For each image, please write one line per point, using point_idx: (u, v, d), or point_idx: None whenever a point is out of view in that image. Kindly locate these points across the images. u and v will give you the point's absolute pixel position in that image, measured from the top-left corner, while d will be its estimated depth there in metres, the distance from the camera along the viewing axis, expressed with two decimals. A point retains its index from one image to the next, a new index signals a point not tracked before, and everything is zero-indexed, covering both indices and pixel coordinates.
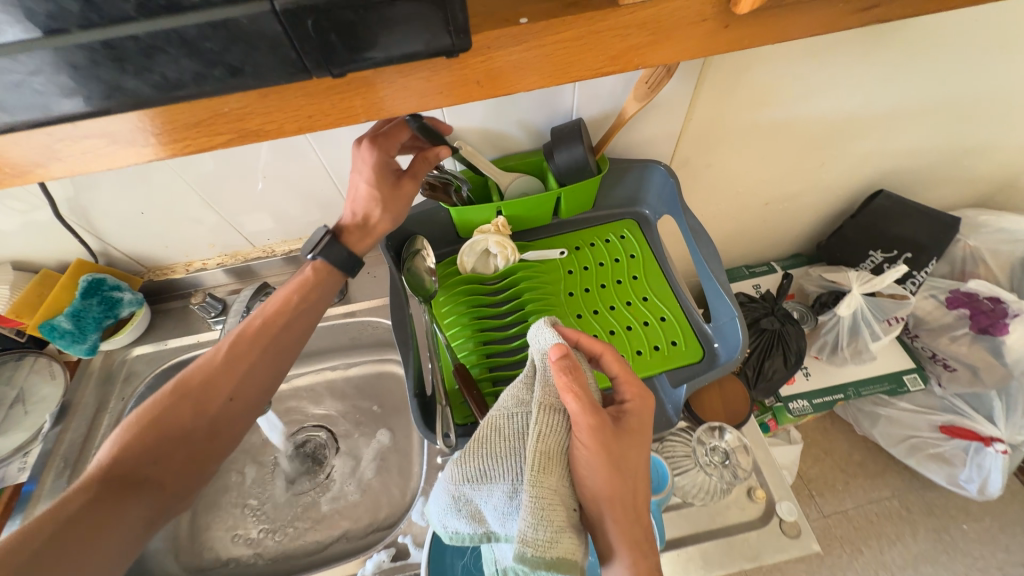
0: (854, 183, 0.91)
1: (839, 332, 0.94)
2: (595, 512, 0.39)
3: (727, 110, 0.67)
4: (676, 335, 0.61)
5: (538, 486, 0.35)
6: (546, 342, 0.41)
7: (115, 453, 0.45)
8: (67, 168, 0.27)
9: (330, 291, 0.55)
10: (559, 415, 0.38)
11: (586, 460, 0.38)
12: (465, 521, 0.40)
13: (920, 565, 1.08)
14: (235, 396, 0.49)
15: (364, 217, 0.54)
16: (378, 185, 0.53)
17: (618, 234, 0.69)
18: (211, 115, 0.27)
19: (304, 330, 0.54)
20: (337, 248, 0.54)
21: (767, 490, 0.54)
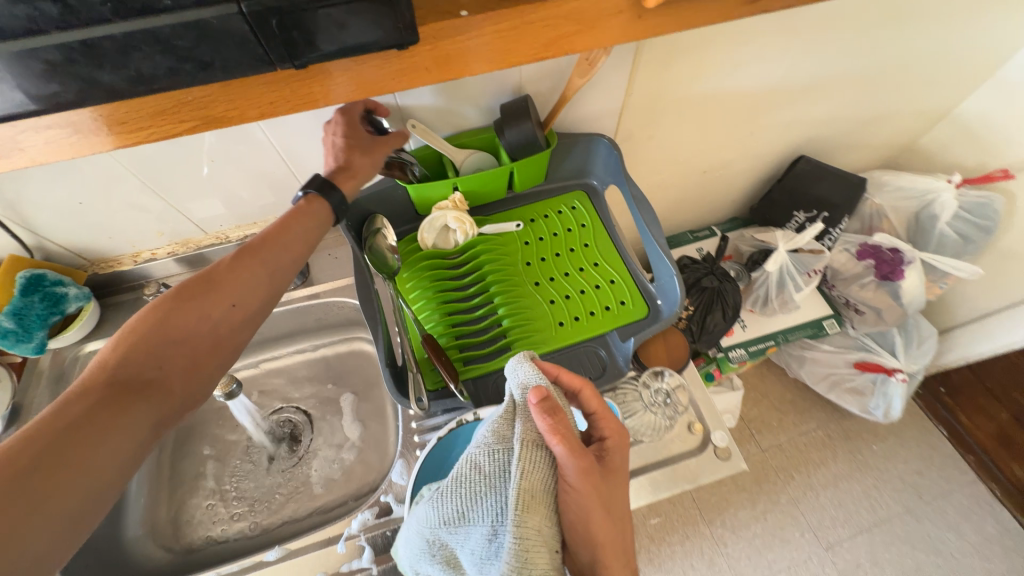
0: (779, 150, 1.00)
1: (769, 286, 1.05)
2: (586, 553, 0.41)
3: (662, 86, 0.72)
4: (624, 296, 0.67)
5: (522, 526, 0.36)
6: (528, 379, 0.45)
7: (118, 354, 0.43)
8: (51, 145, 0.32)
9: (326, 223, 0.55)
10: (542, 453, 0.41)
11: (573, 497, 0.41)
12: (439, 565, 0.43)
13: (840, 482, 1.26)
14: (237, 303, 0.48)
15: (344, 160, 0.55)
16: (356, 138, 0.55)
17: (569, 205, 0.74)
18: (175, 104, 0.34)
19: (301, 246, 0.54)
20: (330, 192, 0.54)
21: (703, 422, 0.62)
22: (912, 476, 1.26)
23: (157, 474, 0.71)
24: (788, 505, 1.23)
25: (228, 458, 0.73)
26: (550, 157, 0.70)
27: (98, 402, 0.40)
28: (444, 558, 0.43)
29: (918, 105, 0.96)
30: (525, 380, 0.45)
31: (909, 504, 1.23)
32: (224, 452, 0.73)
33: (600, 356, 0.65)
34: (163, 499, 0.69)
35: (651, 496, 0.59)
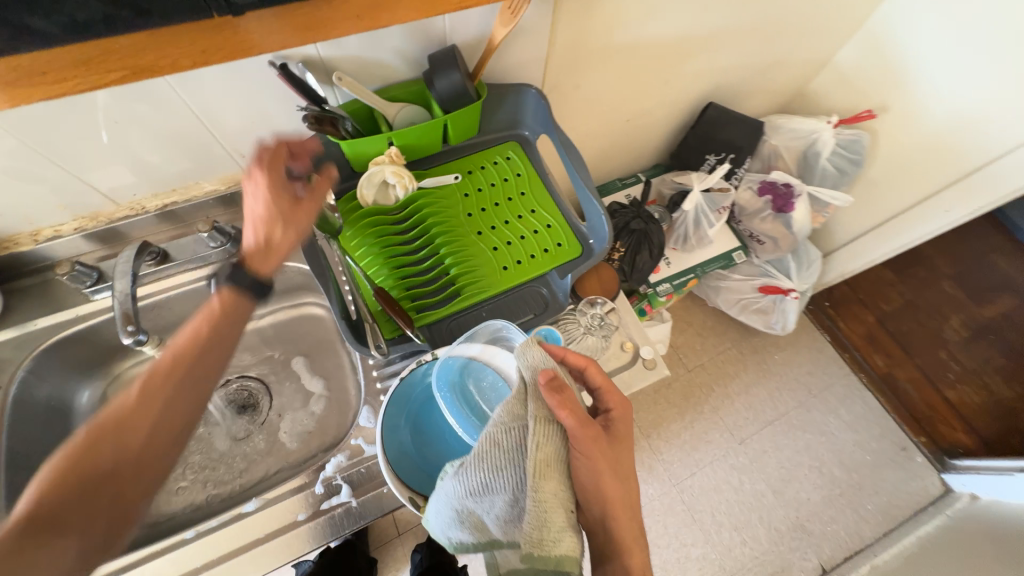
0: (692, 97, 1.09)
1: (687, 225, 1.18)
2: (597, 507, 0.53)
3: (583, 35, 0.76)
4: (560, 238, 0.73)
5: (540, 490, 0.46)
6: (536, 362, 0.52)
7: (35, 493, 0.42)
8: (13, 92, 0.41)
9: (242, 319, 0.53)
10: (554, 427, 0.50)
11: (583, 462, 0.51)
12: (467, 531, 0.48)
13: (750, 388, 1.49)
14: (158, 426, 0.46)
15: (266, 238, 0.55)
16: (274, 210, 0.54)
17: (504, 156, 0.77)
18: (119, 51, 0.43)
19: (226, 352, 0.51)
20: (242, 275, 0.53)
21: (633, 342, 0.72)
22: (805, 375, 1.52)
23: None
24: (710, 413, 1.45)
25: None
26: (481, 108, 0.72)
27: (11, 548, 0.39)
28: (472, 524, 0.48)
29: (804, 52, 1.08)
30: (533, 362, 0.53)
31: (801, 398, 1.49)
32: None
33: (542, 294, 0.71)
34: None
35: None
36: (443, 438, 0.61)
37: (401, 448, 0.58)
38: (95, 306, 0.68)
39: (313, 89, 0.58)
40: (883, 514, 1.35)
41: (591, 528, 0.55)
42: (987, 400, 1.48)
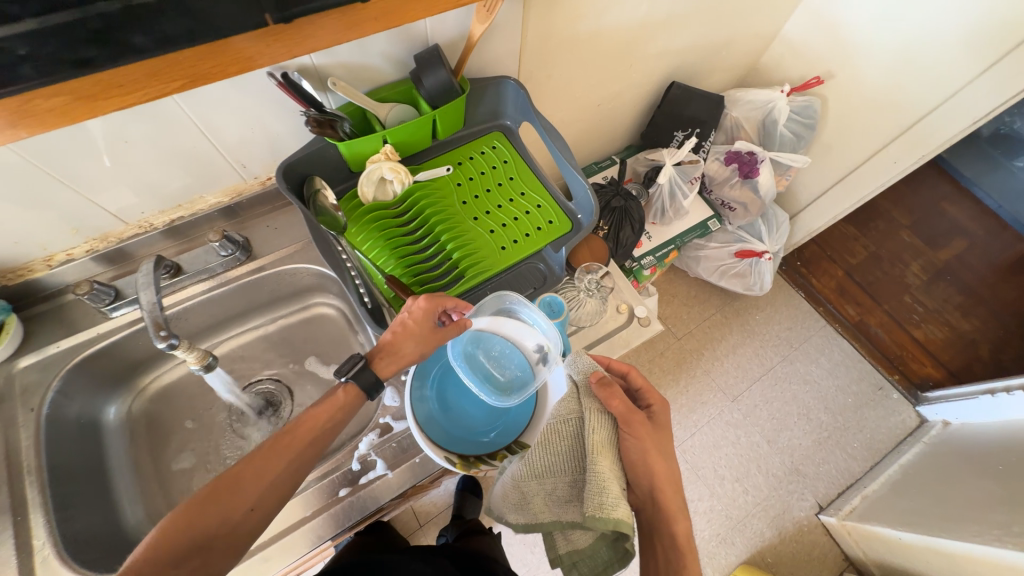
0: (655, 78, 1.16)
1: (664, 199, 1.26)
2: (646, 484, 0.57)
3: (552, 27, 0.81)
4: (551, 216, 0.79)
5: (598, 464, 0.52)
6: (584, 364, 0.59)
7: (151, 543, 0.46)
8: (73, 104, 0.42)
9: (351, 414, 0.58)
10: (605, 415, 0.57)
11: (632, 444, 0.57)
12: (528, 514, 0.55)
13: (737, 349, 1.58)
14: (257, 506, 0.50)
15: (396, 344, 0.59)
16: (419, 337, 0.60)
17: (490, 145, 0.83)
18: (171, 63, 0.44)
19: (325, 445, 0.55)
20: (366, 375, 0.58)
21: (628, 303, 0.78)
22: (785, 331, 1.62)
23: (139, 468, 0.72)
24: (702, 376, 1.54)
25: (212, 440, 0.76)
26: (466, 102, 0.77)
27: None
28: (533, 508, 0.55)
29: (754, 29, 1.17)
30: (582, 367, 0.58)
31: (785, 352, 1.59)
32: (209, 430, 0.77)
33: (540, 269, 0.77)
34: (155, 488, 0.71)
35: None
36: (466, 407, 0.66)
37: (428, 416, 0.63)
38: (113, 324, 0.70)
39: (311, 95, 0.62)
40: (867, 449, 1.46)
41: (641, 505, 0.60)
42: (950, 337, 1.61)
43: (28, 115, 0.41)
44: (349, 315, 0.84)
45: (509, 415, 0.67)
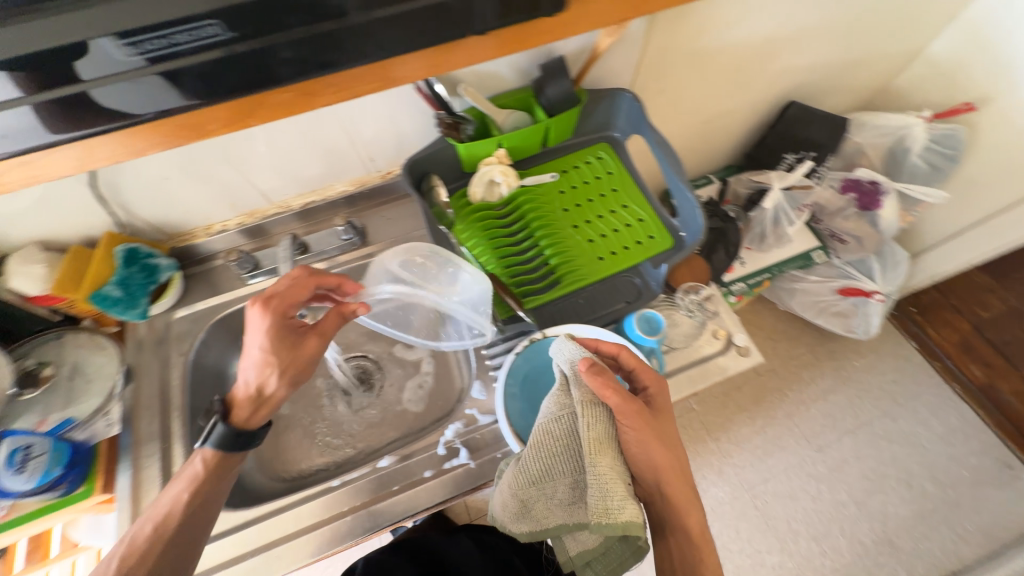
0: (771, 96, 1.10)
1: (765, 223, 1.17)
2: (650, 474, 0.56)
3: (674, 40, 0.81)
4: (652, 231, 0.78)
5: (598, 465, 0.51)
6: (574, 357, 0.56)
7: None
8: (291, 104, 0.48)
9: (221, 480, 0.58)
10: (601, 407, 0.54)
11: (633, 436, 0.55)
12: (536, 520, 0.56)
13: (827, 395, 1.44)
14: None
15: (257, 385, 0.58)
16: (280, 351, 0.58)
17: (596, 156, 0.84)
18: (375, 74, 0.49)
19: (208, 515, 0.57)
20: (219, 429, 0.57)
21: (726, 329, 0.72)
22: (889, 384, 1.45)
23: None
24: (784, 419, 1.41)
25: None
26: (579, 113, 0.79)
27: None
28: (537, 514, 0.56)
29: (895, 48, 1.06)
30: (571, 356, 0.57)
31: (887, 407, 1.42)
32: None
33: (635, 283, 0.75)
34: None
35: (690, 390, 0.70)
36: None
37: (520, 411, 0.65)
38: (249, 289, 0.80)
39: (444, 99, 0.68)
40: (983, 534, 1.26)
41: (646, 490, 0.59)
42: None
43: (261, 109, 0.48)
44: None
45: None
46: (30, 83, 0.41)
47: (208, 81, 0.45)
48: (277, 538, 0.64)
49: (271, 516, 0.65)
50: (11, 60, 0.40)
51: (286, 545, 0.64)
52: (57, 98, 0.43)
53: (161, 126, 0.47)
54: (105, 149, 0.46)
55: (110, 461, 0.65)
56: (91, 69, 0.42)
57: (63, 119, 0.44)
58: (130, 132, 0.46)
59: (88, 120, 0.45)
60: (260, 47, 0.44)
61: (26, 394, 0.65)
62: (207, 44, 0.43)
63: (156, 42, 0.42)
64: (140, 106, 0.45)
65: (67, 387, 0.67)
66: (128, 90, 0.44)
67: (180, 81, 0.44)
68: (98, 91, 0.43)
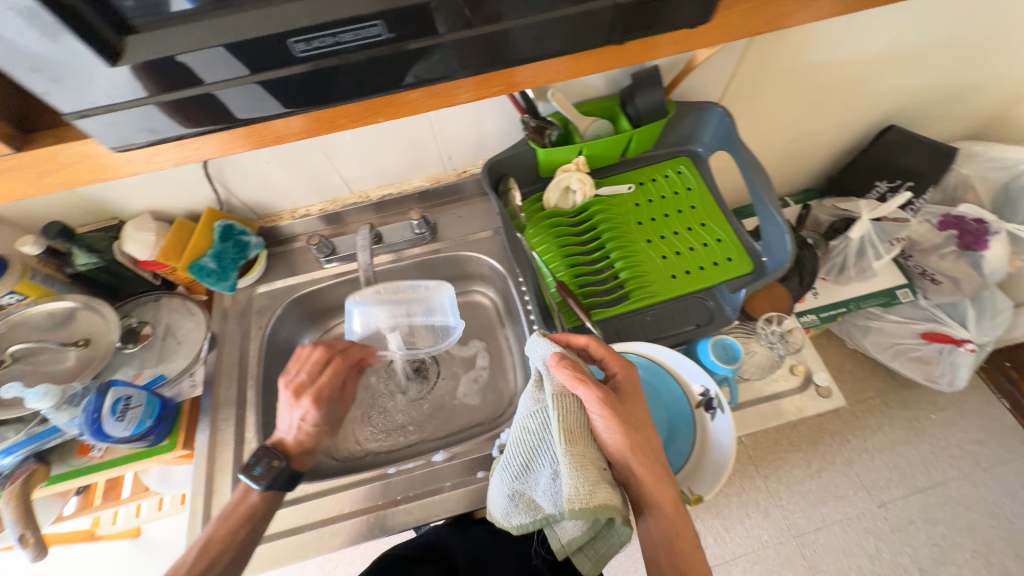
0: (868, 118, 1.03)
1: (847, 255, 1.08)
2: (626, 463, 0.51)
3: (774, 54, 0.78)
4: (730, 253, 0.74)
5: (570, 453, 0.47)
6: (545, 353, 0.53)
7: None
8: (421, 105, 0.42)
9: (268, 512, 0.61)
10: (571, 398, 0.50)
11: (605, 424, 0.50)
12: (525, 512, 0.53)
13: (896, 447, 1.31)
14: None
15: (310, 446, 0.64)
16: (328, 420, 0.65)
17: (675, 169, 0.81)
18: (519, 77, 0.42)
19: (253, 540, 0.59)
20: (281, 477, 0.60)
21: (805, 365, 0.69)
22: (970, 443, 1.31)
23: None
24: (843, 466, 1.30)
25: None
26: (665, 125, 0.77)
27: None
28: (526, 503, 0.53)
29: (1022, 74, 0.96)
30: (543, 354, 0.54)
31: (966, 469, 1.28)
32: None
33: (708, 306, 0.72)
34: None
35: (760, 424, 0.66)
36: None
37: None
38: (325, 273, 0.84)
39: (533, 105, 0.69)
40: None
41: (625, 480, 0.54)
42: None
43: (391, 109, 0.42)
44: (502, 309, 0.89)
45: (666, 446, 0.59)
46: (155, 83, 0.33)
47: (360, 83, 0.37)
48: (332, 517, 0.67)
49: (328, 493, 0.68)
50: (148, 62, 0.31)
51: (339, 525, 0.66)
52: (187, 99, 0.35)
53: (295, 122, 0.41)
54: (233, 141, 0.41)
55: (191, 420, 0.70)
56: (229, 68, 0.33)
57: (187, 120, 0.36)
58: (258, 128, 0.40)
59: (218, 121, 0.37)
60: (429, 48, 0.36)
61: (127, 348, 0.71)
62: (371, 46, 0.34)
63: (314, 42, 0.33)
64: (292, 103, 0.37)
65: (161, 346, 0.73)
66: (267, 89, 0.36)
67: (333, 81, 0.36)
68: (230, 91, 0.35)
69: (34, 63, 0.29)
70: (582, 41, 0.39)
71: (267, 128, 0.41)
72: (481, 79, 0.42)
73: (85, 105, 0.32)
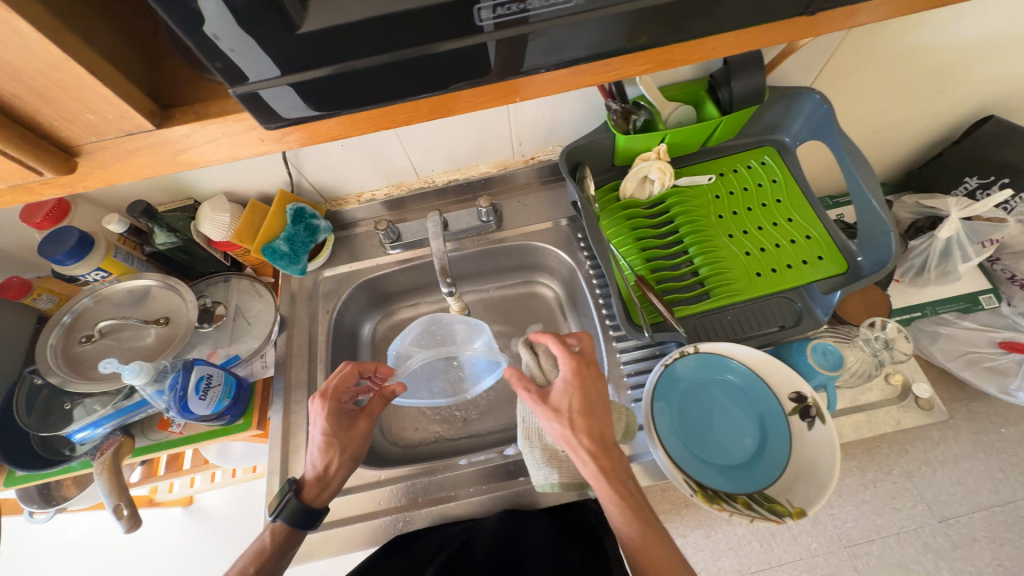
0: (963, 109, 0.95)
1: (928, 256, 1.01)
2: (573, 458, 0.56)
3: (879, 36, 0.71)
4: (821, 251, 0.69)
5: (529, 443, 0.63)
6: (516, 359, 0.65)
7: None
8: (538, 90, 0.37)
9: (291, 543, 0.59)
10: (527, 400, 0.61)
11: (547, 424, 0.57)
12: None
13: (959, 461, 1.15)
14: None
15: (322, 467, 0.61)
16: (341, 433, 0.62)
17: (759, 160, 0.76)
18: (651, 60, 0.37)
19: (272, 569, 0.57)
20: (291, 503, 0.59)
21: (902, 375, 0.64)
22: None
23: None
24: (901, 477, 1.14)
25: None
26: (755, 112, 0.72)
27: None
28: None
29: None
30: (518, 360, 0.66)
31: None
32: None
33: (795, 307, 0.68)
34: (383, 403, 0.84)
35: (854, 436, 0.62)
36: (710, 433, 0.57)
37: (670, 428, 0.57)
38: (390, 258, 0.83)
39: (620, 88, 0.65)
40: None
41: None
42: None
43: (493, 98, 0.37)
44: (565, 302, 0.86)
45: (758, 448, 0.56)
46: (308, 54, 0.28)
47: (518, 58, 0.32)
48: (406, 506, 0.67)
49: (402, 480, 0.69)
50: (321, 31, 0.27)
51: (410, 513, 0.66)
52: (339, 74, 0.30)
53: (409, 109, 0.35)
54: (355, 126, 0.35)
55: (264, 401, 0.72)
56: (357, 47, 0.28)
57: (319, 99, 0.31)
58: (385, 112, 0.35)
59: (349, 100, 0.32)
60: (609, 16, 0.31)
61: (202, 328, 0.72)
62: (553, 13, 0.29)
63: (499, 9, 0.28)
64: (363, 99, 0.32)
65: (232, 327, 0.74)
66: (425, 63, 0.31)
67: (493, 55, 0.31)
68: (322, 79, 0.30)
69: (200, 24, 0.25)
70: (723, 20, 0.33)
71: (361, 122, 0.36)
72: (636, 55, 0.35)
73: (246, 77, 0.28)
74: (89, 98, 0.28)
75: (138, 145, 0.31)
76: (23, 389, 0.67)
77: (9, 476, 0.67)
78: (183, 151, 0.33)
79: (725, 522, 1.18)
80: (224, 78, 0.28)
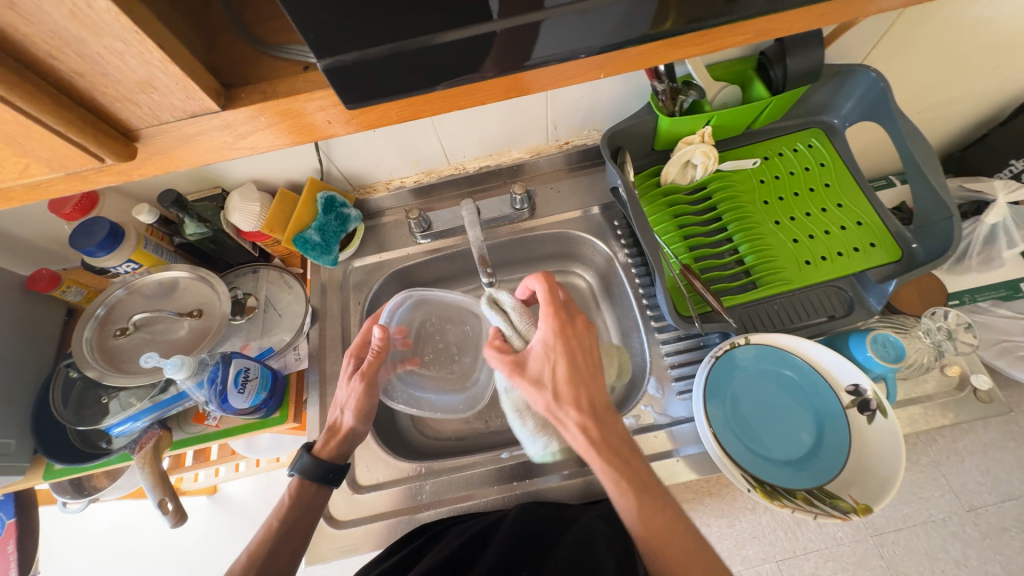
0: (1014, 87, 0.90)
1: (973, 240, 0.98)
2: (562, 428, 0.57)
3: (942, 10, 0.67)
4: (873, 239, 0.66)
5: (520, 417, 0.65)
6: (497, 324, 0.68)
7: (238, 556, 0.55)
8: (620, 67, 0.34)
9: (317, 491, 0.60)
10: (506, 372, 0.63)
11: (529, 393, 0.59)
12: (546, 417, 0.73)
13: (988, 451, 1.11)
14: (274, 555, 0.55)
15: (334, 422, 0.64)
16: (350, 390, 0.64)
17: (805, 143, 0.73)
18: (735, 34, 0.34)
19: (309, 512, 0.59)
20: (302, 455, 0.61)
21: (959, 366, 0.62)
22: None
23: None
24: (928, 467, 1.11)
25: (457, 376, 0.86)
26: (805, 92, 0.68)
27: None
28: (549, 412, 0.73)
29: None
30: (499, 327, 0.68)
31: None
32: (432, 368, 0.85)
33: (845, 297, 0.65)
34: None
35: (910, 429, 0.60)
36: (764, 424, 0.56)
37: (724, 423, 0.55)
38: (419, 247, 0.81)
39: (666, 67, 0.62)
40: None
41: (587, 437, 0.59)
42: None
43: (571, 78, 0.34)
44: (599, 292, 0.84)
45: (816, 445, 0.54)
46: (395, 27, 0.26)
47: (609, 32, 0.30)
48: (447, 500, 0.66)
49: (444, 475, 0.68)
50: None
51: (449, 507, 0.66)
52: (424, 47, 0.28)
53: (484, 89, 0.33)
54: (424, 109, 0.33)
55: (298, 393, 0.71)
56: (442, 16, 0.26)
57: (398, 80, 0.29)
58: (461, 90, 0.32)
59: (428, 79, 0.30)
60: None
61: (235, 320, 0.71)
62: None
63: None
64: (440, 78, 0.30)
65: (263, 319, 0.73)
66: (515, 36, 0.28)
67: (587, 27, 0.29)
68: (410, 52, 0.28)
69: None
70: None
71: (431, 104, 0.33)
72: (727, 28, 0.33)
73: (339, 48, 0.26)
74: (155, 76, 0.26)
75: (198, 130, 0.30)
76: (59, 381, 0.67)
77: (47, 469, 0.66)
78: (244, 135, 0.31)
79: (748, 511, 1.15)
80: (312, 50, 0.26)
